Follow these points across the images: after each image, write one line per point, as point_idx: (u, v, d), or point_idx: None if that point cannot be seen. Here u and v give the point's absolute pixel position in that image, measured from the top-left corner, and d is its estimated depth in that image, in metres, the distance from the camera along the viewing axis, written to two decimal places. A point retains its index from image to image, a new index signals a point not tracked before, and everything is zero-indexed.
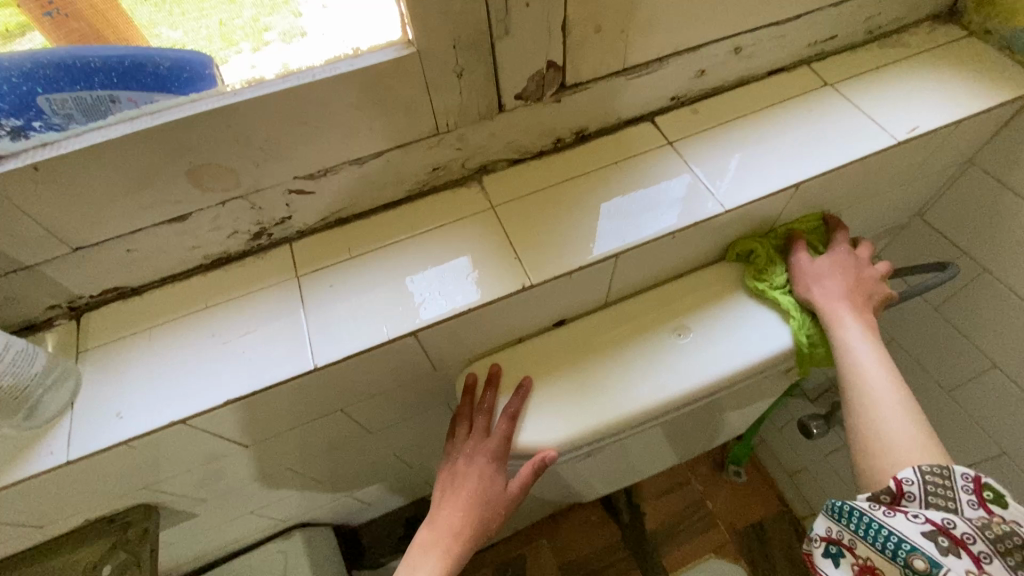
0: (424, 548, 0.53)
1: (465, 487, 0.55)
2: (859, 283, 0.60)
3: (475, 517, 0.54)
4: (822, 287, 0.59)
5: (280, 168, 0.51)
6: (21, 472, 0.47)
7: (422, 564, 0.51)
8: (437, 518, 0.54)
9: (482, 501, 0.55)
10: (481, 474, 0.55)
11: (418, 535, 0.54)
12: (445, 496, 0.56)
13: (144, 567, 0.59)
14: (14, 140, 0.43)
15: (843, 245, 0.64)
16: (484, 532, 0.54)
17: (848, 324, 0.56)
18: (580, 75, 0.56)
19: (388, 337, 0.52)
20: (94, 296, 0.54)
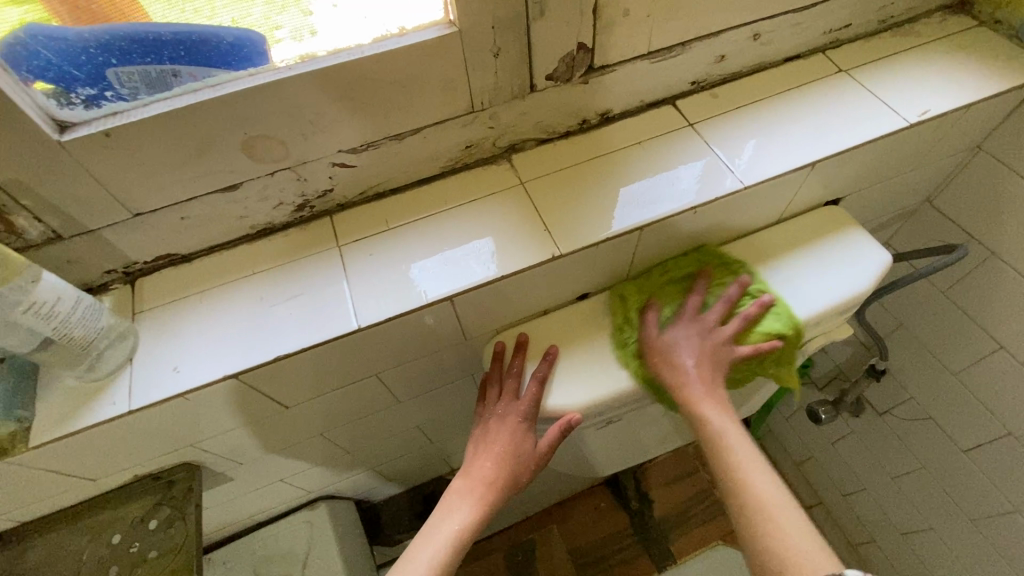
0: (458, 493, 0.57)
1: (497, 442, 0.59)
2: (712, 348, 0.59)
3: (506, 470, 0.58)
4: (671, 368, 0.59)
5: (326, 141, 0.54)
6: (84, 421, 0.50)
7: (456, 507, 0.56)
8: (470, 469, 0.59)
9: (512, 456, 0.58)
10: (511, 432, 0.59)
11: (454, 482, 0.59)
12: (478, 450, 0.60)
13: (188, 521, 0.63)
14: (88, 108, 0.47)
15: (695, 300, 0.62)
16: (512, 485, 0.58)
17: (707, 412, 0.57)
18: (607, 57, 0.59)
19: (426, 300, 0.55)
20: (148, 262, 0.58)
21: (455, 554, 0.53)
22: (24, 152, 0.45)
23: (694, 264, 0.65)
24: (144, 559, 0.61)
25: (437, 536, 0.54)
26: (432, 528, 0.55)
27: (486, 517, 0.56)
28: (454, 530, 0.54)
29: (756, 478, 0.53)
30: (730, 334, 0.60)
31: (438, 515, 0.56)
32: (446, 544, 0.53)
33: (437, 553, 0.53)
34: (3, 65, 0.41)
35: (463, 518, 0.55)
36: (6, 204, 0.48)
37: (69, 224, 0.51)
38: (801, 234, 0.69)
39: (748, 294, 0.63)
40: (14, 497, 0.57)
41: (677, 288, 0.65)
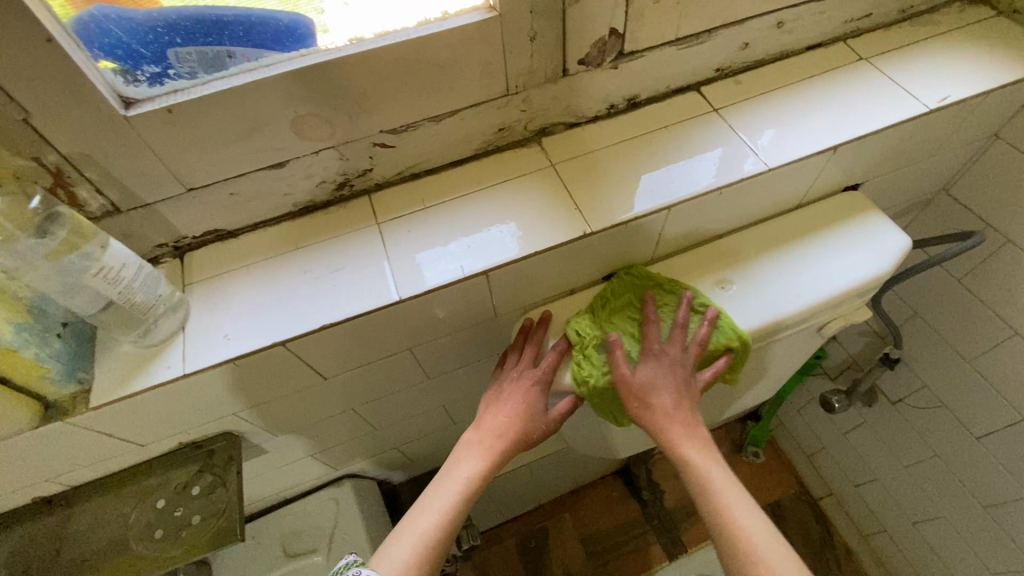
0: (469, 445, 0.59)
1: (511, 400, 0.61)
2: (681, 379, 0.59)
3: (517, 428, 0.59)
4: (647, 408, 0.59)
5: (370, 122, 0.57)
6: (141, 383, 0.53)
7: (467, 458, 0.58)
8: (482, 424, 0.60)
9: (525, 415, 0.60)
10: (526, 393, 0.61)
11: (466, 435, 0.60)
12: (490, 406, 0.62)
13: (230, 487, 0.65)
14: (151, 85, 0.49)
15: (654, 330, 0.61)
16: (523, 443, 0.60)
17: (690, 449, 0.57)
18: (638, 43, 0.61)
19: (463, 274, 0.57)
20: (196, 237, 0.60)
21: (464, 501, 0.55)
22: (91, 125, 0.48)
23: (639, 287, 0.66)
24: (189, 524, 0.64)
25: (448, 483, 0.56)
26: (443, 476, 0.57)
27: (496, 469, 0.58)
28: (465, 478, 0.56)
29: (742, 520, 0.52)
30: (690, 360, 0.60)
31: (449, 464, 0.58)
32: (455, 492, 0.55)
33: (447, 499, 0.55)
34: (76, 40, 0.44)
35: (474, 468, 0.57)
36: (72, 176, 0.51)
37: (127, 197, 0.54)
38: (821, 218, 0.71)
39: (694, 312, 0.63)
40: (68, 459, 0.60)
41: (627, 313, 0.65)
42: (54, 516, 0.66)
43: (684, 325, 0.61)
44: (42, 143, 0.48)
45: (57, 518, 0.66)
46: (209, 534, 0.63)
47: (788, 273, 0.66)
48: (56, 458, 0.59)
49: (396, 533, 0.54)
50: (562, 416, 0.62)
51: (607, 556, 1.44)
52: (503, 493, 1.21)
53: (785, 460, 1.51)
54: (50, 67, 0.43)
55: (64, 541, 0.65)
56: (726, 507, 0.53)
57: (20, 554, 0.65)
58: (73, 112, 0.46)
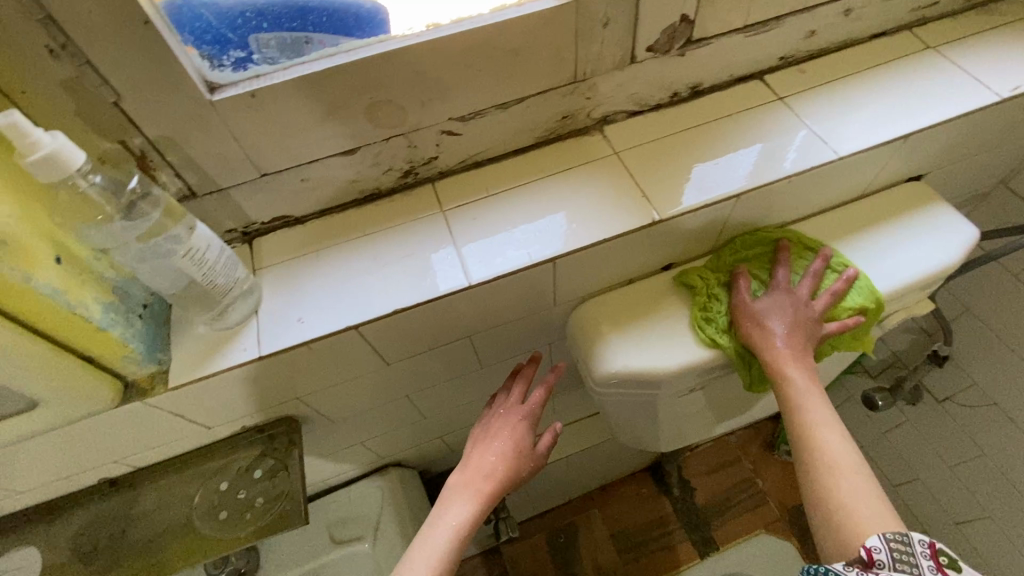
0: (455, 489, 0.58)
1: (499, 439, 0.61)
2: (802, 316, 0.59)
3: (506, 466, 0.59)
4: (762, 332, 0.59)
5: (441, 108, 0.57)
6: (218, 364, 0.54)
7: (454, 503, 0.57)
8: (467, 465, 0.60)
9: (513, 454, 0.61)
10: (513, 430, 0.62)
11: (451, 477, 0.59)
12: (475, 447, 0.62)
13: (292, 472, 0.67)
14: (235, 71, 0.50)
15: (784, 272, 0.62)
16: (512, 481, 0.60)
17: (791, 372, 0.56)
18: (706, 31, 0.61)
19: (531, 261, 0.58)
20: (265, 222, 0.61)
21: (456, 548, 0.54)
22: (178, 110, 0.48)
23: (774, 239, 0.66)
24: (251, 505, 0.65)
25: (437, 532, 0.55)
26: (431, 524, 0.56)
27: (487, 510, 0.57)
28: (452, 526, 0.55)
29: (839, 445, 0.52)
30: (821, 304, 0.60)
31: (437, 510, 0.57)
32: (445, 540, 0.54)
33: (438, 551, 0.53)
34: (168, 23, 0.45)
35: (461, 513, 0.56)
36: (154, 160, 0.51)
37: (204, 181, 0.55)
38: (884, 209, 0.70)
39: (829, 269, 0.64)
40: (138, 439, 0.61)
41: (761, 259, 0.66)
42: (119, 497, 0.67)
43: (813, 274, 0.62)
44: (129, 126, 0.49)
45: (122, 499, 0.67)
46: (270, 517, 0.64)
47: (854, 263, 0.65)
48: (127, 439, 0.60)
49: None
50: (545, 449, 0.64)
51: (639, 551, 1.36)
52: (538, 485, 1.21)
53: None
54: (146, 51, 0.44)
55: (130, 522, 0.66)
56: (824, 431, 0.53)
57: (87, 534, 0.66)
58: (163, 96, 0.47)
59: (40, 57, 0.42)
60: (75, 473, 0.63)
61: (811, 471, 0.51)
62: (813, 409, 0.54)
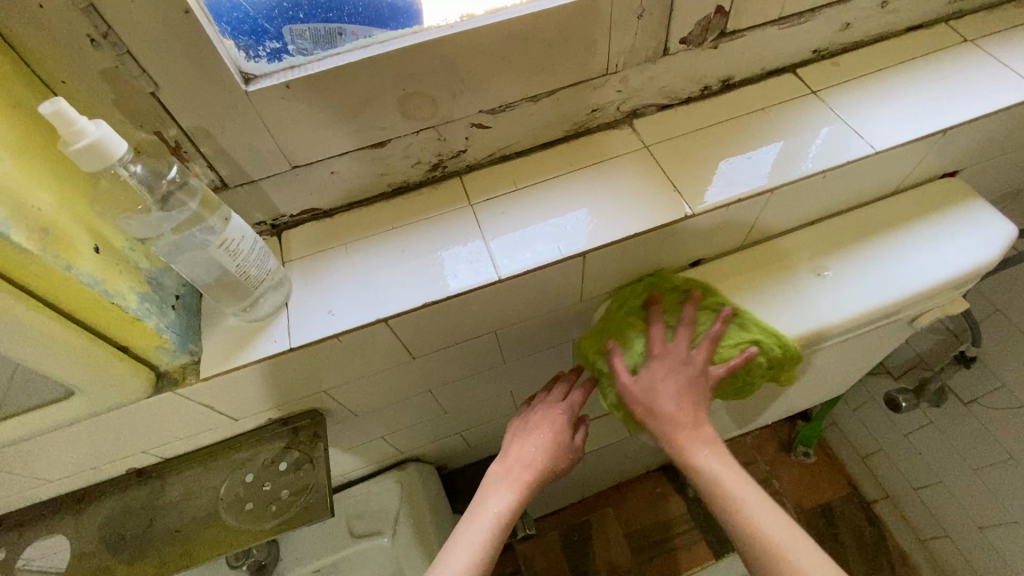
0: (499, 479, 0.58)
1: (538, 431, 0.62)
2: (685, 380, 0.57)
3: (547, 458, 0.60)
4: (652, 415, 0.57)
5: (472, 101, 0.57)
6: (249, 355, 0.54)
7: (496, 493, 0.57)
8: (509, 457, 0.60)
9: (553, 447, 0.61)
10: (555, 423, 0.62)
11: (493, 469, 0.60)
12: (515, 440, 0.62)
13: (317, 465, 0.66)
14: (270, 62, 0.50)
15: (657, 330, 0.60)
16: (552, 474, 0.60)
17: (696, 452, 0.56)
18: (740, 23, 0.60)
19: (561, 255, 0.57)
20: (294, 215, 0.61)
21: (497, 537, 0.54)
22: (214, 100, 0.48)
23: (646, 292, 0.64)
24: (277, 498, 0.65)
25: (479, 519, 0.54)
26: (473, 513, 0.55)
27: (527, 501, 0.57)
28: (495, 514, 0.55)
29: (767, 516, 0.52)
30: (704, 360, 0.58)
31: (479, 500, 0.57)
32: (487, 528, 0.54)
33: (480, 537, 0.53)
34: (207, 12, 0.45)
35: (503, 502, 0.56)
36: (188, 151, 0.51)
37: (236, 173, 0.55)
38: (916, 205, 0.69)
39: (704, 311, 0.62)
40: (167, 429, 0.61)
41: (636, 318, 0.63)
42: (145, 487, 0.68)
43: (686, 329, 0.60)
44: (165, 117, 0.49)
45: (148, 490, 0.68)
46: (296, 510, 0.64)
47: (887, 261, 0.64)
48: (155, 429, 0.60)
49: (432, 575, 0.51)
50: (582, 445, 0.64)
51: (652, 552, 1.34)
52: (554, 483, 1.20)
53: (839, 461, 1.43)
54: (185, 40, 0.44)
55: (158, 512, 0.66)
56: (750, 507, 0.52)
57: (114, 524, 0.66)
58: (200, 87, 0.47)
59: (82, 46, 0.43)
60: (103, 463, 0.63)
61: (752, 554, 0.51)
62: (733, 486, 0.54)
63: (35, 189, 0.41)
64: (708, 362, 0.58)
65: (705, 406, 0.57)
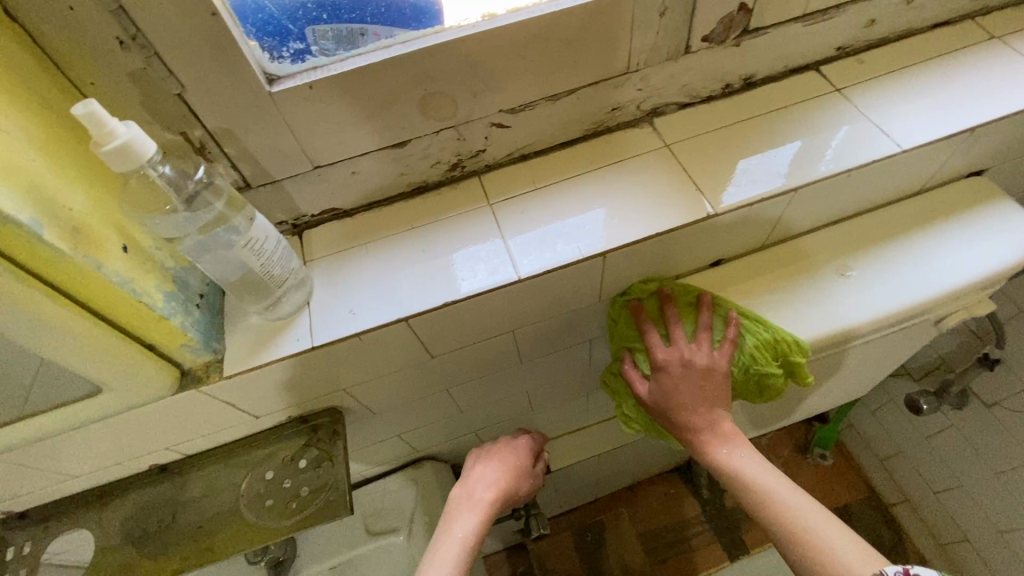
0: (462, 502, 0.61)
1: (499, 460, 0.68)
2: (692, 373, 0.58)
3: (507, 481, 0.66)
4: (677, 421, 0.60)
5: (493, 100, 0.57)
6: (273, 353, 0.54)
7: (462, 513, 0.60)
8: (471, 479, 0.65)
9: (514, 473, 0.68)
10: (512, 452, 0.71)
11: (453, 494, 0.63)
12: (478, 465, 0.68)
13: (336, 463, 0.67)
14: (293, 62, 0.51)
15: (652, 333, 0.61)
16: (509, 498, 0.66)
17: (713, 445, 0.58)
18: (763, 20, 0.60)
19: (581, 255, 0.57)
20: (315, 215, 0.62)
21: (467, 555, 0.55)
22: (239, 101, 0.49)
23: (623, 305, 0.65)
24: (297, 495, 0.65)
25: (448, 535, 0.57)
26: (440, 535, 0.57)
27: (492, 518, 0.60)
28: (462, 535, 0.57)
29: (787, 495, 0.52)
30: (705, 354, 0.59)
31: (443, 524, 0.59)
32: (458, 546, 0.56)
33: (453, 554, 0.55)
34: (233, 14, 0.46)
35: (468, 523, 0.58)
36: (212, 151, 0.52)
37: (259, 173, 0.55)
38: (941, 205, 0.68)
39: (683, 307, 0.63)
40: (190, 427, 0.62)
41: (628, 332, 0.64)
42: (167, 483, 0.69)
43: (673, 326, 0.61)
44: (191, 118, 0.49)
45: (170, 485, 0.69)
46: (316, 507, 0.64)
47: (911, 261, 0.63)
48: (178, 426, 0.61)
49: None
50: (531, 484, 0.71)
51: (666, 552, 1.33)
52: (568, 483, 1.20)
53: (857, 464, 1.41)
54: (212, 41, 0.44)
55: (180, 507, 0.67)
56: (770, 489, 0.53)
57: (136, 519, 0.67)
58: (226, 87, 0.48)
59: (111, 48, 0.43)
60: (127, 459, 0.65)
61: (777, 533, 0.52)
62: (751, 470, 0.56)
63: (66, 189, 0.41)
64: (706, 351, 0.59)
65: (720, 396, 0.59)
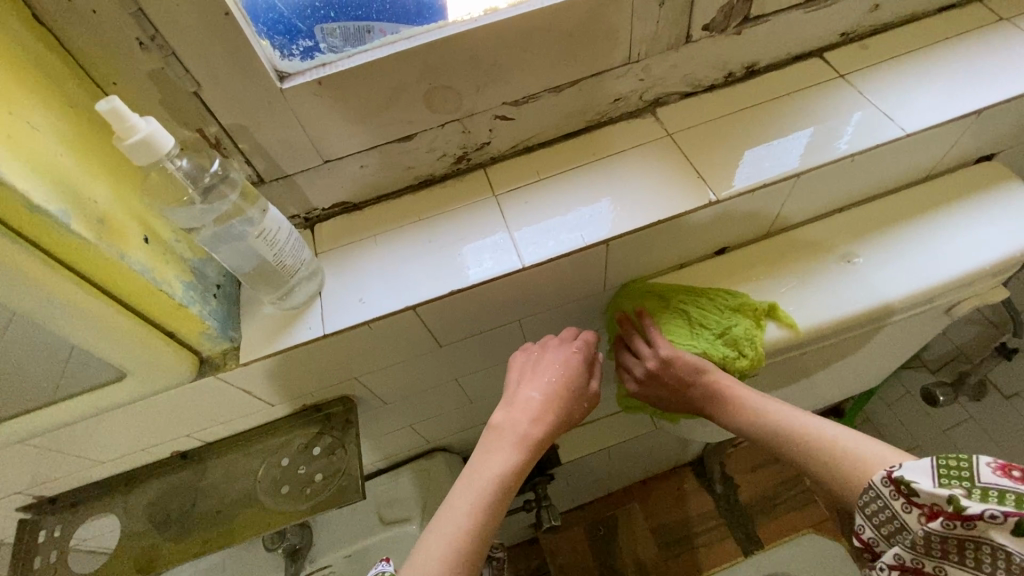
0: (501, 430, 0.54)
1: (548, 375, 0.58)
2: (648, 380, 0.61)
3: (555, 408, 0.56)
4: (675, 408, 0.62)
5: (496, 94, 0.58)
6: (287, 341, 0.56)
7: (500, 448, 0.52)
8: (517, 404, 0.56)
9: (564, 391, 0.57)
10: (564, 366, 0.59)
11: (496, 418, 0.55)
12: (524, 384, 0.58)
13: (349, 450, 0.69)
14: (303, 60, 0.53)
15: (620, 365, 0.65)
16: (562, 423, 0.56)
17: (717, 401, 0.58)
18: (764, 7, 0.60)
19: (584, 242, 0.58)
20: (325, 208, 0.64)
21: (497, 499, 0.50)
22: (252, 98, 0.51)
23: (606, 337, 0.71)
24: (312, 481, 0.67)
25: (481, 474, 0.51)
26: (472, 470, 0.51)
27: (535, 456, 0.53)
28: (496, 473, 0.50)
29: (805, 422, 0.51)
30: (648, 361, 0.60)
31: (477, 455, 0.52)
32: (489, 488, 0.50)
33: (479, 499, 0.49)
34: (245, 13, 0.48)
35: (507, 462, 0.51)
36: (227, 147, 0.54)
37: (272, 168, 0.57)
38: (949, 190, 0.67)
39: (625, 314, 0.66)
40: (209, 414, 0.64)
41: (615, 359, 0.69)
42: (188, 470, 0.71)
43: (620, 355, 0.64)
44: (206, 115, 0.51)
45: (190, 472, 0.71)
46: (329, 492, 0.66)
47: (921, 246, 0.63)
48: (198, 413, 0.63)
49: (427, 535, 0.48)
50: (598, 392, 0.60)
51: (679, 548, 1.33)
52: (579, 475, 1.20)
53: None
54: (225, 40, 0.46)
55: (200, 493, 0.69)
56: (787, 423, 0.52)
57: (159, 504, 0.69)
58: (239, 86, 0.50)
59: (131, 49, 0.46)
60: (149, 446, 0.67)
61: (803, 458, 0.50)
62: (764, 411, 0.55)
63: (90, 183, 0.44)
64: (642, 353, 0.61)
65: (694, 376, 0.58)
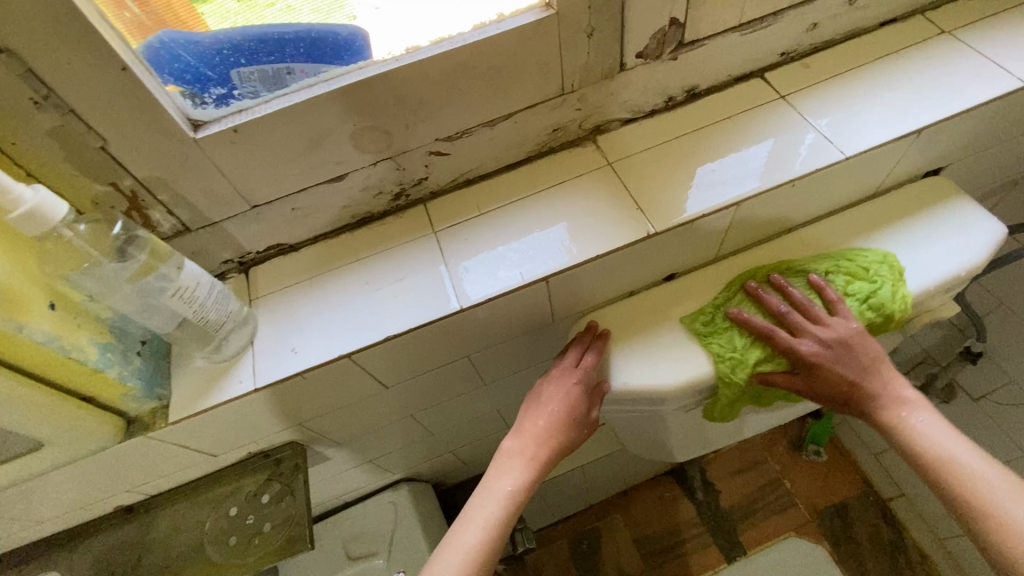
0: (512, 454, 0.55)
1: (551, 403, 0.57)
2: (847, 352, 0.57)
3: (558, 437, 0.56)
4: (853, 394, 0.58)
5: (427, 130, 0.57)
6: (215, 397, 0.54)
7: (506, 470, 0.54)
8: (527, 432, 0.56)
9: (565, 421, 0.56)
10: (567, 396, 0.57)
11: (506, 442, 0.57)
12: (532, 409, 0.58)
13: (298, 496, 0.67)
14: (218, 107, 0.51)
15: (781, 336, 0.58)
16: (560, 451, 0.57)
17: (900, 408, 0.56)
18: (698, 32, 0.59)
19: (523, 280, 0.56)
20: (260, 252, 0.62)
21: (503, 520, 0.52)
22: (165, 150, 0.49)
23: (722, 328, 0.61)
24: (260, 531, 0.65)
25: (488, 497, 0.53)
26: (484, 491, 0.53)
27: (537, 482, 0.54)
28: (505, 493, 0.53)
29: (956, 446, 0.52)
30: (811, 349, 0.57)
31: (489, 476, 0.55)
32: (496, 510, 0.52)
33: (487, 521, 0.51)
34: (148, 65, 0.45)
35: (514, 486, 0.53)
36: (145, 200, 0.52)
37: (195, 217, 0.55)
38: (898, 208, 0.66)
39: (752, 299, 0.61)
40: (148, 469, 0.62)
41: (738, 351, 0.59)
42: (133, 524, 0.69)
43: (796, 321, 0.58)
44: (117, 169, 0.49)
45: (136, 526, 0.68)
46: (277, 542, 0.64)
47: None
48: (136, 469, 0.61)
49: (442, 546, 0.51)
50: (597, 419, 0.59)
51: (660, 559, 1.31)
52: (556, 493, 1.18)
53: (851, 458, 1.36)
54: (127, 95, 0.44)
55: (145, 548, 0.67)
56: (934, 442, 0.53)
57: (103, 562, 0.67)
58: (148, 140, 0.48)
59: (26, 109, 0.43)
60: (89, 503, 0.65)
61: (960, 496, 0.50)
62: (919, 421, 0.55)
63: None
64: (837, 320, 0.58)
65: (875, 364, 0.57)
